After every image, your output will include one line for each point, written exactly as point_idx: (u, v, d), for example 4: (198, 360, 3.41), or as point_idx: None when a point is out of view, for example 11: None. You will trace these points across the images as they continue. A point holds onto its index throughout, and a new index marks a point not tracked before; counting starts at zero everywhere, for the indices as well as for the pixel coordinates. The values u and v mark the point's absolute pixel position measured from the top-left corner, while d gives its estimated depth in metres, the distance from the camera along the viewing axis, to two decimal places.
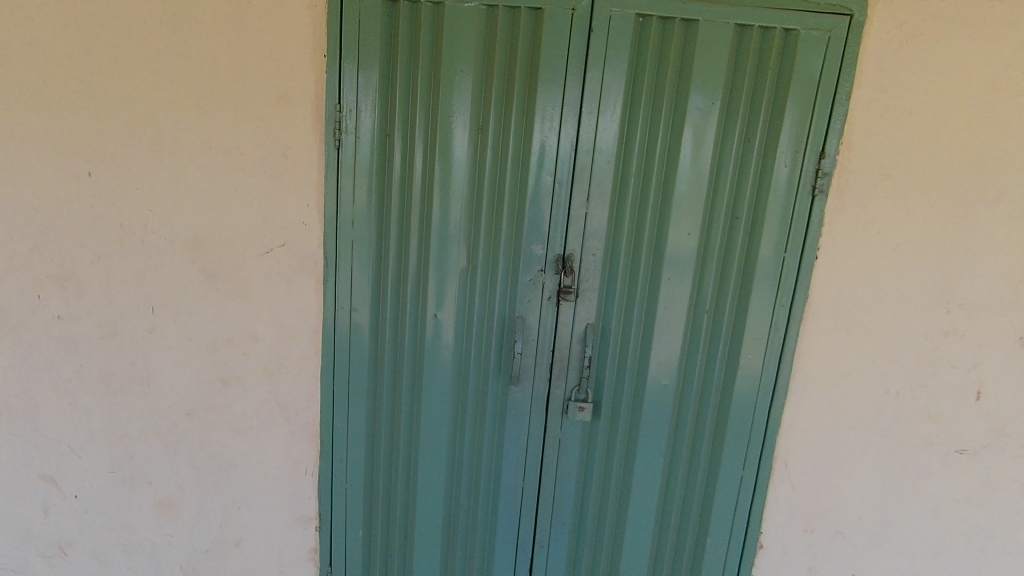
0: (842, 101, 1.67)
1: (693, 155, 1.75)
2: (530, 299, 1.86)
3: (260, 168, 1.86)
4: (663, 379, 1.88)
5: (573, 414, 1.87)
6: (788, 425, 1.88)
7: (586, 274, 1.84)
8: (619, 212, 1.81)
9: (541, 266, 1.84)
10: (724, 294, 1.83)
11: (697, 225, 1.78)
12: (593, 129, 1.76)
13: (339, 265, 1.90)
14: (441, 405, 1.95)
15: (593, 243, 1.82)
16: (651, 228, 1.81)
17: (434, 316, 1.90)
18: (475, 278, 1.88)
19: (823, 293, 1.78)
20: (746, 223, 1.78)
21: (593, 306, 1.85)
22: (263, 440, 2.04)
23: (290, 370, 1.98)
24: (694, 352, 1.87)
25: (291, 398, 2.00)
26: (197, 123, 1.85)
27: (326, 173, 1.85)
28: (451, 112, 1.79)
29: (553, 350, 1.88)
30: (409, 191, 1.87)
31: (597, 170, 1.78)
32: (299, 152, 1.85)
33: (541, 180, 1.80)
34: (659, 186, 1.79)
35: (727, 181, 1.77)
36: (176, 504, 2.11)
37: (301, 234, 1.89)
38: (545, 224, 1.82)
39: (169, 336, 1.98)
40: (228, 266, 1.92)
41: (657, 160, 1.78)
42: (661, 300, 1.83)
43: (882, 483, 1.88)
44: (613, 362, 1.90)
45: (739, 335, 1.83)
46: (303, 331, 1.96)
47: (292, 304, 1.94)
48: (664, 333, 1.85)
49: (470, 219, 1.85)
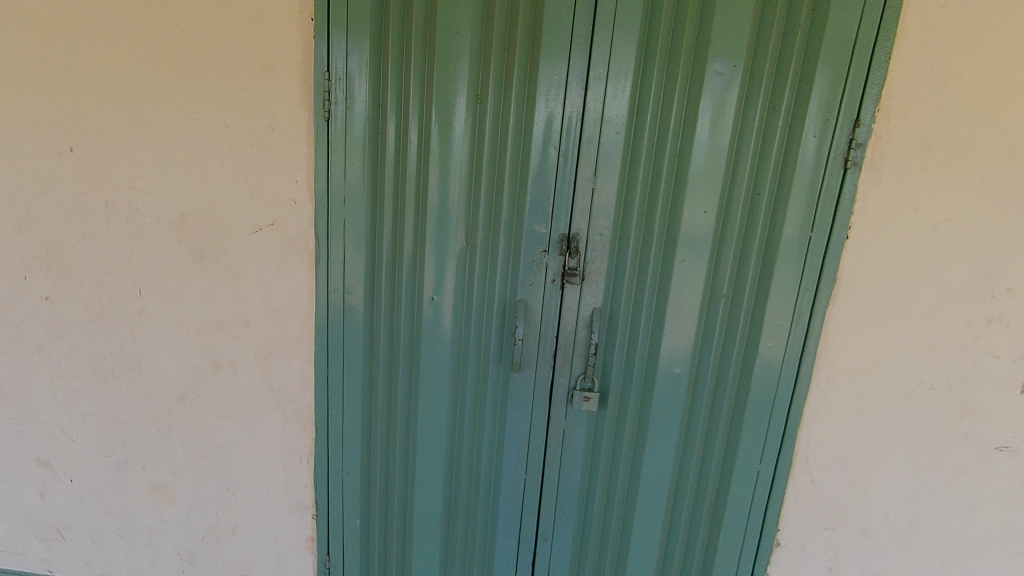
0: (881, 62, 1.50)
1: (713, 126, 1.59)
2: (532, 282, 1.74)
3: (247, 141, 1.75)
4: (675, 368, 1.75)
5: (578, 405, 1.75)
6: (810, 418, 1.75)
7: (593, 256, 1.70)
8: (629, 188, 1.67)
9: (545, 247, 1.71)
10: (743, 278, 1.69)
11: (715, 202, 1.63)
12: (602, 98, 1.61)
13: (331, 245, 1.79)
14: (440, 393, 1.85)
15: (601, 222, 1.68)
16: (665, 206, 1.67)
17: (431, 299, 1.79)
18: (474, 259, 1.76)
19: (852, 276, 1.63)
20: (768, 200, 1.63)
21: (600, 289, 1.72)
22: (257, 427, 1.97)
23: (283, 355, 1.90)
24: (708, 339, 1.75)
25: (284, 384, 1.92)
26: (179, 94, 1.74)
27: (316, 147, 1.74)
28: (448, 80, 1.65)
29: (557, 336, 1.77)
30: (404, 166, 1.74)
31: (606, 142, 1.63)
32: (287, 124, 1.74)
33: (545, 154, 1.66)
34: (675, 160, 1.64)
35: (749, 155, 1.62)
36: (171, 491, 2.06)
37: (291, 212, 1.79)
38: (549, 201, 1.69)
39: (159, 319, 1.91)
40: (216, 247, 1.83)
41: (673, 132, 1.63)
42: (674, 284, 1.69)
43: (911, 481, 1.74)
44: (622, 349, 1.78)
45: (758, 321, 1.70)
46: (295, 314, 1.87)
47: (283, 286, 1.85)
48: (677, 319, 1.72)
49: (469, 197, 1.73)
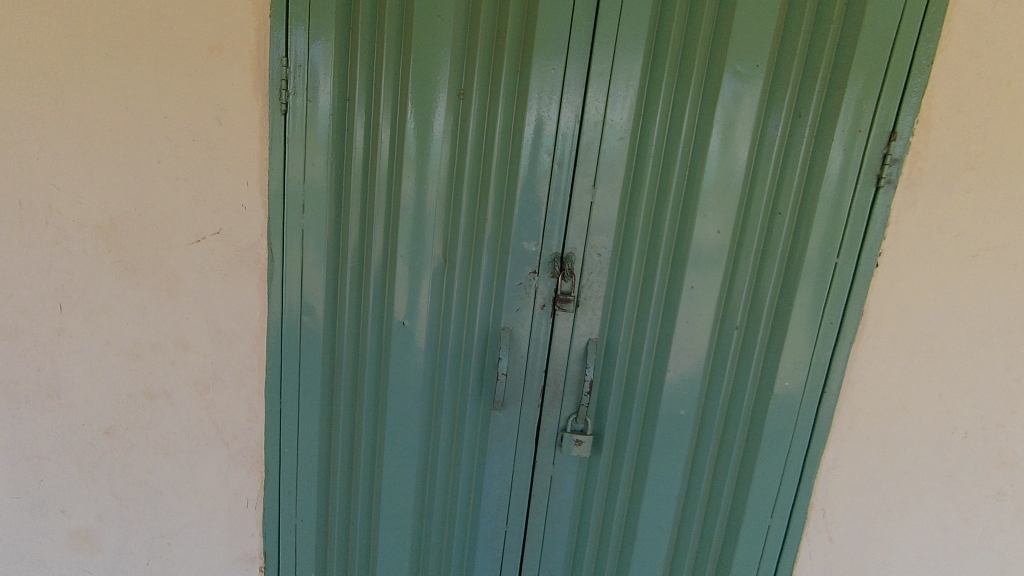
0: (922, 67, 1.31)
1: (729, 135, 1.39)
2: (519, 307, 1.51)
3: (189, 136, 1.50)
4: (679, 408, 1.54)
5: (568, 449, 1.53)
6: (829, 466, 1.55)
7: (589, 279, 1.49)
8: (632, 203, 1.46)
9: (535, 267, 1.49)
10: (758, 307, 1.49)
11: (730, 221, 1.43)
12: (604, 99, 1.40)
13: (288, 259, 1.56)
14: (410, 431, 1.61)
15: (599, 240, 1.47)
16: (672, 224, 1.46)
17: (402, 323, 1.56)
18: (453, 279, 1.53)
19: (881, 309, 1.44)
20: (790, 220, 1.43)
21: (597, 317, 1.51)
22: (197, 466, 1.70)
23: (229, 384, 1.64)
24: (717, 375, 1.54)
25: (230, 417, 1.66)
26: (110, 78, 1.48)
27: (271, 145, 1.50)
28: (425, 71, 1.42)
29: (546, 370, 1.54)
30: (374, 170, 1.51)
31: (607, 149, 1.42)
32: (237, 117, 1.49)
33: (537, 160, 1.44)
34: (685, 171, 1.43)
35: (768, 168, 1.42)
36: (95, 537, 1.78)
37: (240, 220, 1.54)
38: (541, 215, 1.46)
39: (82, 340, 1.64)
40: (151, 258, 1.57)
41: (683, 140, 1.42)
42: (681, 313, 1.48)
43: (939, 539, 1.55)
44: (620, 384, 1.56)
45: (774, 357, 1.50)
46: (243, 337, 1.61)
47: (229, 304, 1.59)
48: (683, 352, 1.51)
49: (448, 207, 1.50)
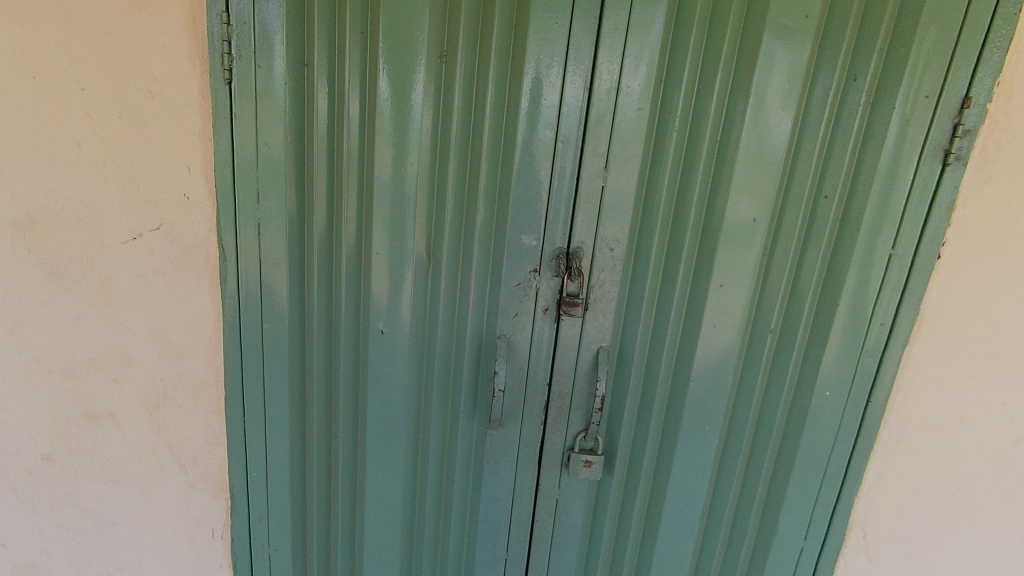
0: (1008, 16, 1.07)
1: (769, 104, 1.15)
2: (518, 312, 1.29)
3: (113, 112, 1.23)
4: (703, 422, 1.34)
5: (577, 472, 1.33)
6: (871, 484, 1.37)
7: (600, 277, 1.26)
8: (651, 187, 1.23)
9: (535, 265, 1.26)
10: (796, 307, 1.28)
11: (767, 207, 1.21)
12: (619, 61, 1.15)
13: (245, 257, 1.32)
14: (394, 453, 1.41)
15: (612, 231, 1.24)
16: (699, 211, 1.24)
17: (382, 331, 1.33)
18: (439, 279, 1.30)
19: (940, 307, 1.24)
20: (838, 204, 1.21)
21: (609, 322, 1.29)
22: (152, 494, 1.49)
23: (183, 403, 1.42)
24: (746, 384, 1.34)
25: (186, 440, 1.45)
26: (10, 40, 1.20)
27: (215, 122, 1.24)
28: (399, 29, 1.16)
29: (550, 382, 1.33)
30: (341, 151, 1.26)
31: (623, 122, 1.18)
32: (170, 88, 1.22)
33: (537, 137, 1.19)
34: (714, 148, 1.20)
35: (812, 143, 1.19)
36: (43, 572, 1.58)
37: (184, 212, 1.29)
38: (542, 203, 1.23)
39: (6, 357, 1.39)
40: (79, 259, 1.32)
41: (713, 110, 1.18)
42: (707, 315, 1.27)
43: (991, 560, 1.38)
44: (634, 397, 1.35)
45: (813, 363, 1.29)
46: (196, 350, 1.39)
47: (177, 312, 1.36)
48: (708, 360, 1.30)
49: (431, 195, 1.26)
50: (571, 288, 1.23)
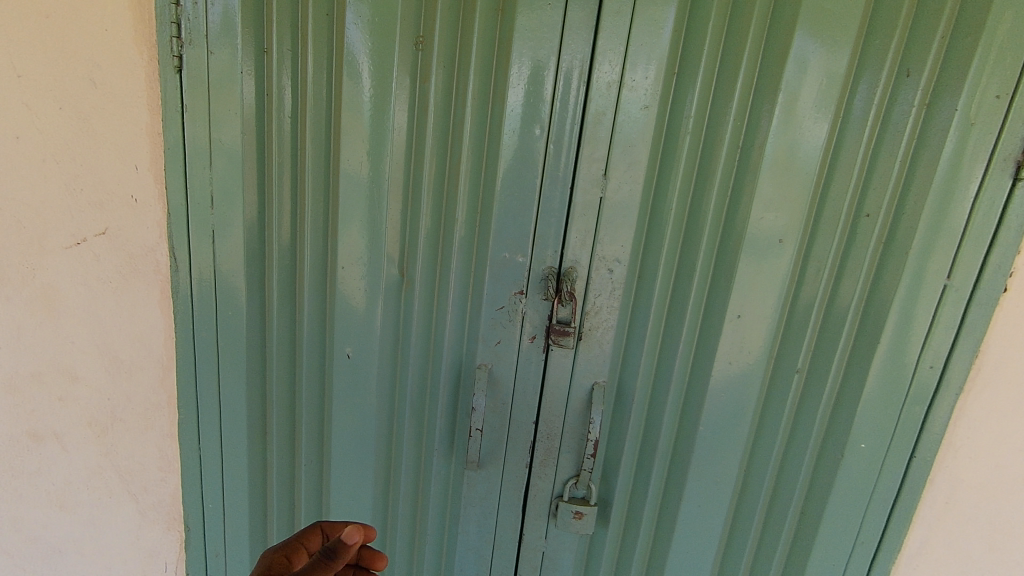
0: None
1: (802, 104, 0.97)
2: (501, 339, 1.12)
3: (54, 102, 1.10)
4: (714, 472, 1.16)
5: (565, 524, 1.16)
6: (910, 551, 1.17)
7: (597, 303, 1.09)
8: (658, 199, 1.05)
9: (522, 286, 1.09)
10: (828, 344, 1.09)
11: (796, 225, 1.02)
12: (623, 50, 0.97)
13: (199, 268, 1.18)
14: (362, 491, 1.25)
15: (611, 250, 1.06)
16: (715, 228, 1.05)
17: (348, 356, 1.18)
18: (413, 299, 1.14)
19: (1003, 350, 1.04)
20: (883, 224, 1.01)
21: (606, 355, 1.11)
22: (101, 523, 1.36)
23: (133, 426, 1.29)
24: (766, 429, 1.16)
25: (137, 466, 1.31)
26: None
27: (165, 115, 1.10)
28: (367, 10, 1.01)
29: (538, 421, 1.16)
30: (305, 149, 1.11)
31: (626, 122, 1.00)
32: (115, 76, 1.09)
33: (526, 138, 1.02)
34: (734, 156, 1.01)
35: (853, 151, 1.00)
36: None
37: (131, 216, 1.16)
38: (531, 215, 1.06)
39: None
40: (19, 265, 1.19)
41: (734, 111, 0.99)
42: (721, 350, 1.09)
43: None
44: (634, 441, 1.18)
45: (846, 410, 1.10)
46: (147, 368, 1.25)
47: (125, 326, 1.22)
48: (721, 403, 1.12)
49: (406, 203, 1.10)
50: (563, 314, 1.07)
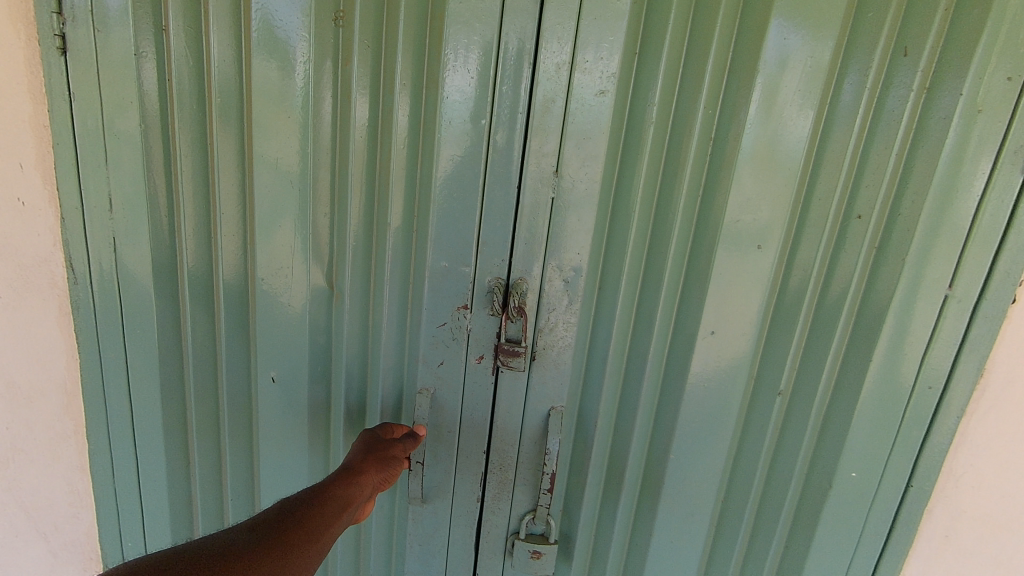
0: None
1: (782, 88, 0.83)
2: (443, 360, 0.99)
3: None
4: (688, 503, 1.04)
5: (521, 565, 1.04)
6: None
7: (552, 318, 0.95)
8: (619, 200, 0.91)
9: (465, 301, 0.95)
10: (814, 362, 0.96)
11: (777, 229, 0.89)
12: (573, 26, 0.83)
13: (99, 281, 1.03)
14: None
15: (566, 258, 0.92)
16: (684, 232, 0.92)
17: (274, 380, 1.04)
18: (343, 315, 1.00)
19: (1010, 369, 0.91)
20: (875, 227, 0.88)
21: (563, 377, 0.98)
22: (9, 564, 1.22)
23: (37, 457, 1.15)
24: (744, 457, 1.03)
25: (45, 501, 1.17)
26: None
27: (49, 105, 0.95)
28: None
29: (489, 450, 1.03)
30: (213, 144, 0.96)
31: (580, 111, 0.86)
32: None
33: (465, 131, 0.88)
34: (705, 150, 0.88)
35: (841, 143, 0.87)
36: None
37: (19, 222, 1.01)
38: (473, 219, 0.92)
39: None
40: None
41: (704, 97, 0.86)
42: (693, 369, 0.97)
43: None
44: (598, 472, 1.05)
45: (834, 436, 0.98)
46: (49, 393, 1.11)
47: (21, 347, 1.08)
48: (693, 428, 1.00)
49: (332, 205, 0.96)
50: (510, 333, 0.93)
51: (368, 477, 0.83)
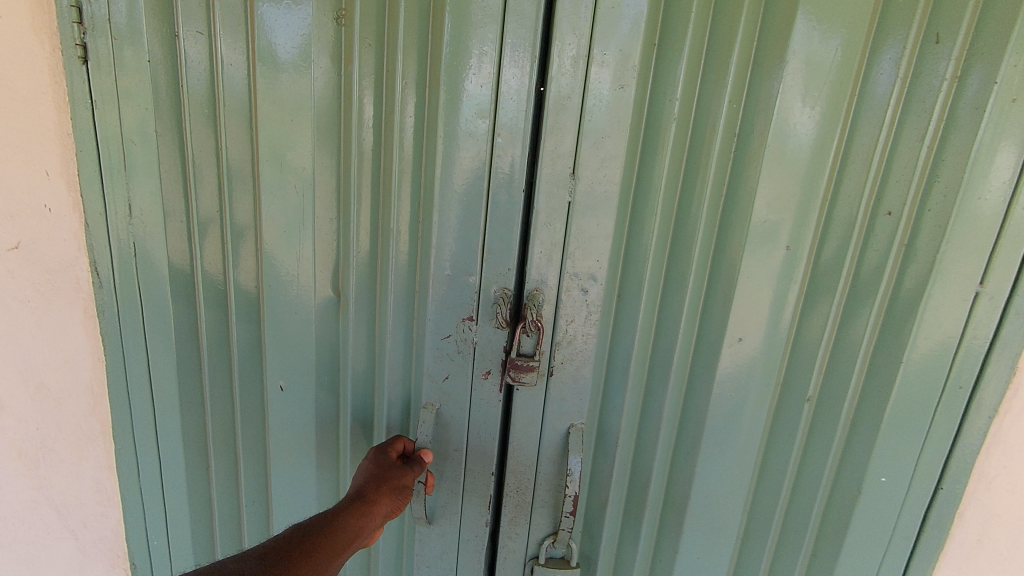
0: None
1: (806, 83, 0.81)
2: (448, 374, 0.98)
3: None
4: (712, 508, 1.02)
5: None
6: None
7: (569, 333, 0.95)
8: (640, 201, 0.90)
9: (470, 312, 0.95)
10: (841, 364, 0.93)
11: (799, 226, 0.87)
12: (590, 23, 0.82)
13: (122, 285, 1.05)
14: None
15: (584, 269, 0.92)
16: (707, 233, 0.90)
17: (280, 388, 1.06)
18: (358, 319, 1.01)
19: None
20: (905, 224, 0.85)
21: (583, 391, 0.98)
22: (41, 560, 1.25)
23: (66, 457, 1.17)
24: (768, 460, 1.01)
25: (74, 500, 1.20)
26: None
27: (71, 113, 0.97)
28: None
29: (507, 467, 1.03)
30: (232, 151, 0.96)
31: (597, 110, 0.85)
32: (14, 70, 0.96)
33: (481, 131, 0.88)
34: (728, 148, 0.86)
35: (870, 136, 0.84)
36: None
37: (45, 228, 1.03)
38: (490, 224, 0.91)
39: None
40: None
41: (726, 94, 0.84)
42: (718, 373, 0.94)
43: None
44: (619, 476, 1.04)
45: (860, 439, 0.95)
46: (76, 395, 1.13)
47: (48, 350, 1.10)
48: (716, 432, 0.98)
49: (348, 209, 0.97)
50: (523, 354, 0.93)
51: (380, 509, 0.84)
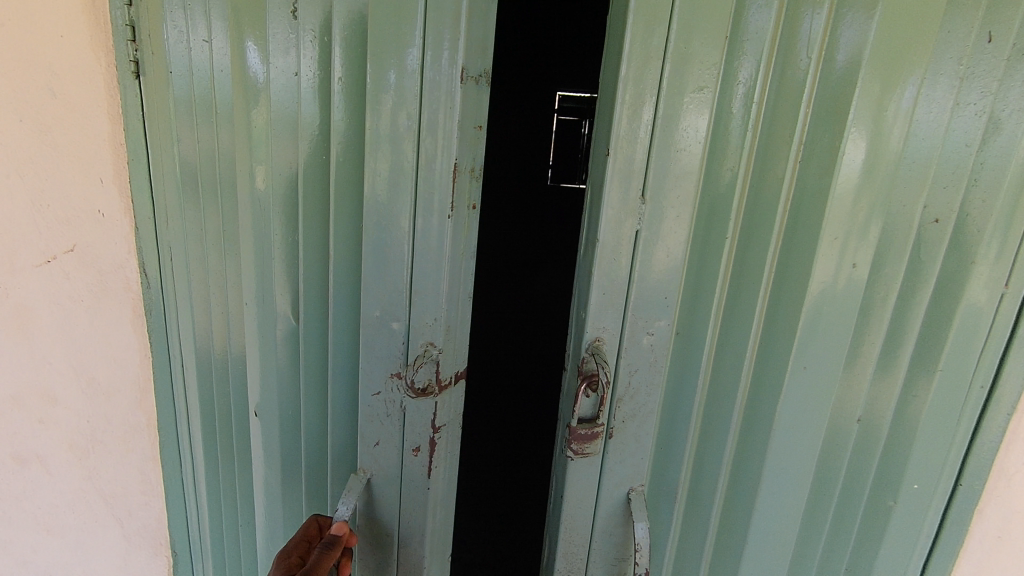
0: None
1: (886, 95, 0.81)
2: (378, 440, 1.03)
3: (14, 113, 1.05)
4: (776, 521, 1.01)
5: None
6: None
7: (629, 393, 0.96)
8: (708, 224, 0.91)
9: (397, 370, 0.98)
10: (874, 366, 0.94)
11: (855, 233, 0.86)
12: (660, 62, 0.82)
13: (171, 287, 1.12)
14: None
15: (652, 316, 0.93)
16: (775, 255, 0.89)
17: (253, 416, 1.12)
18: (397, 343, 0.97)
19: None
20: (955, 227, 0.87)
21: (642, 448, 1.00)
22: (88, 547, 1.32)
23: (113, 448, 1.24)
24: (821, 472, 0.99)
25: (120, 489, 1.27)
26: None
27: (124, 124, 1.04)
28: (276, 34, 0.90)
29: (564, 529, 1.02)
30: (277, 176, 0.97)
31: (669, 127, 0.85)
32: (71, 85, 1.02)
33: None
34: (801, 164, 0.85)
35: (924, 141, 0.84)
36: None
37: (98, 231, 1.10)
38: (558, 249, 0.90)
39: None
40: None
41: (799, 105, 0.84)
42: (788, 393, 0.93)
43: None
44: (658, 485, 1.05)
45: (884, 440, 0.97)
46: (123, 389, 1.20)
47: (99, 346, 1.17)
48: (763, 446, 0.97)
49: (408, 215, 0.91)
50: (582, 409, 0.94)
51: None
